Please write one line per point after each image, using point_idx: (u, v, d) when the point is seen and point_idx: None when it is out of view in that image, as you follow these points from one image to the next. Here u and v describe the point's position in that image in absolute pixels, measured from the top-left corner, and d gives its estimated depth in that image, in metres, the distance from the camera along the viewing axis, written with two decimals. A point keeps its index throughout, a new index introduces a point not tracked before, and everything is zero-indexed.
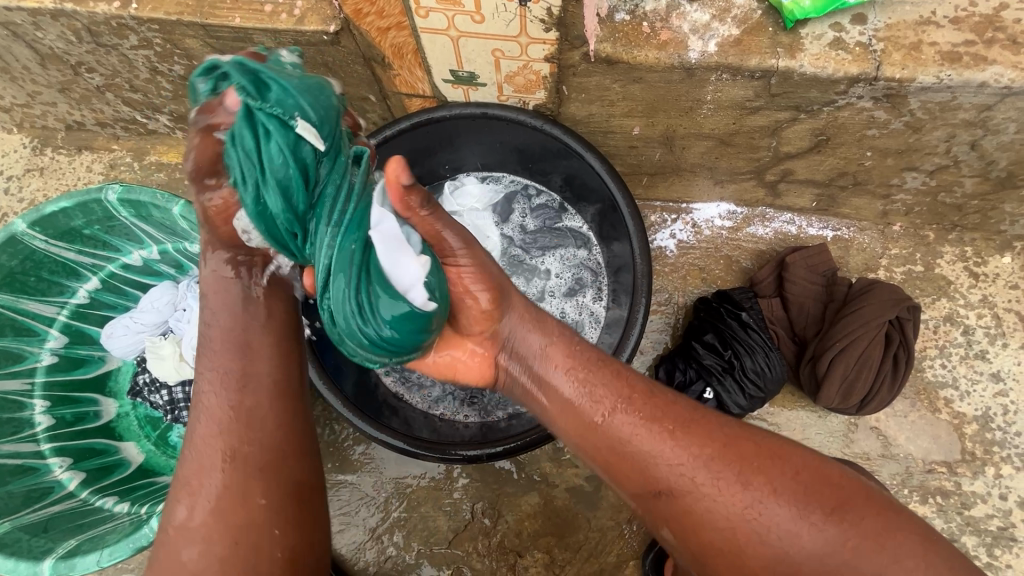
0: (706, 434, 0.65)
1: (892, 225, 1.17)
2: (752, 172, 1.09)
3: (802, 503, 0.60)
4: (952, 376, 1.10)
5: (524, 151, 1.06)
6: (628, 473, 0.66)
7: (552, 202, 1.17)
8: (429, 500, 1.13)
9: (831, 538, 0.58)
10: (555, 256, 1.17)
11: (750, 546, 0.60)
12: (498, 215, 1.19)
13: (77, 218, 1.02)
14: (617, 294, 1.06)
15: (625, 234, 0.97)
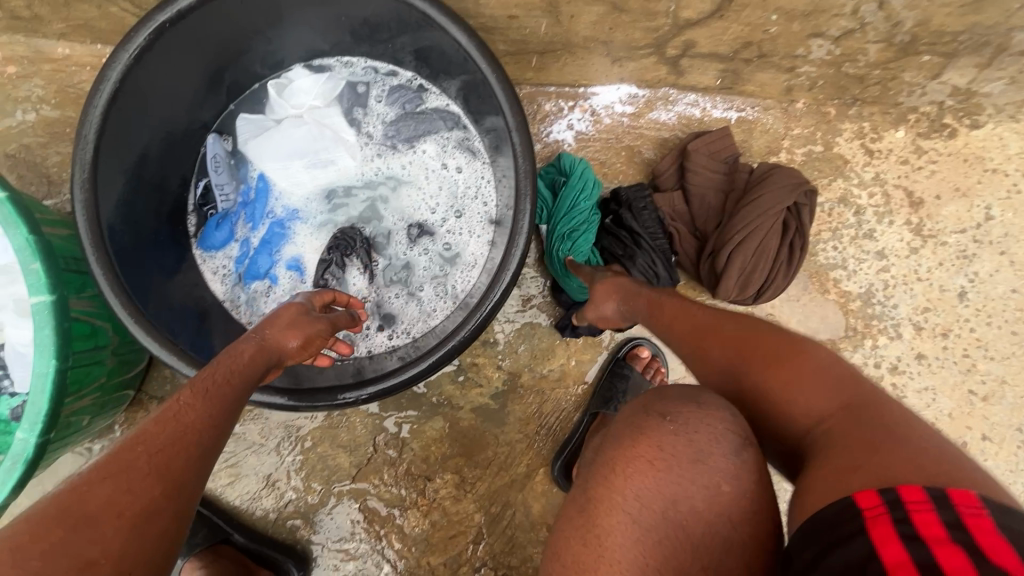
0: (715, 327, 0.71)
1: (795, 102, 1.10)
2: (651, 47, 0.95)
3: (800, 381, 0.60)
4: (842, 257, 1.12)
5: (376, 26, 0.85)
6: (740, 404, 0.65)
7: (408, 82, 0.96)
8: (325, 439, 1.05)
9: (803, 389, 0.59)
10: (428, 148, 0.96)
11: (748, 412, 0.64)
12: (348, 107, 0.97)
13: None
14: (501, 186, 0.90)
15: (497, 106, 0.81)
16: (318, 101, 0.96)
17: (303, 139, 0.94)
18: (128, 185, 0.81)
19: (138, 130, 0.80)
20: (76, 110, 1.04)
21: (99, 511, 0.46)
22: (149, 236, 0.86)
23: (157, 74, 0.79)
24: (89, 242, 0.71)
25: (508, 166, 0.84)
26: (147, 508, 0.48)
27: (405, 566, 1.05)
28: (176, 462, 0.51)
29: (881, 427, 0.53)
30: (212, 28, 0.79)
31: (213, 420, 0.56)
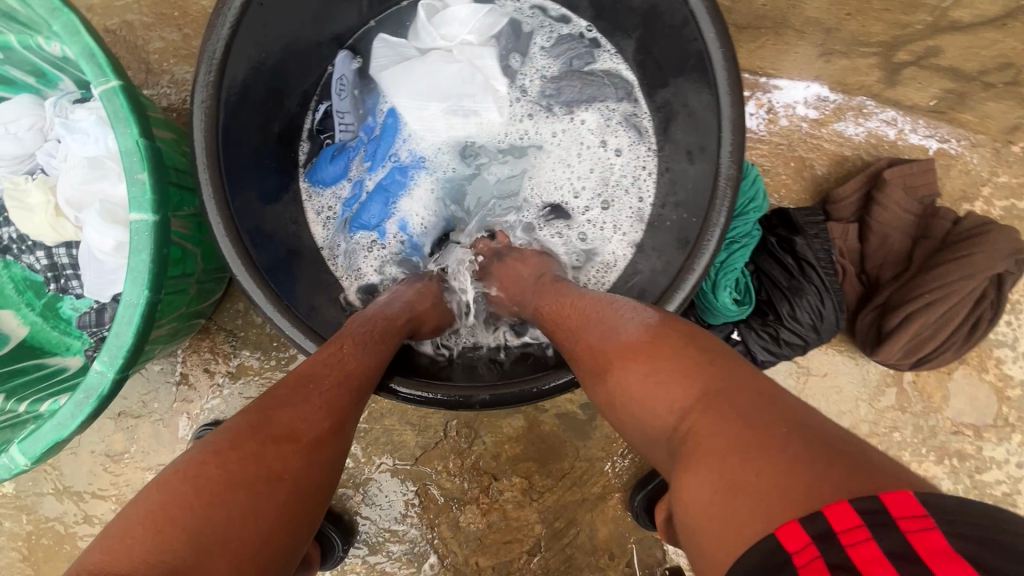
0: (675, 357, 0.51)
1: (1012, 145, 0.92)
2: (881, 46, 0.77)
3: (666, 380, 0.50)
4: (1014, 335, 0.96)
5: None
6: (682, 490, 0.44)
7: (581, 36, 0.82)
8: (395, 412, 0.96)
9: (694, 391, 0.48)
10: (585, 116, 0.83)
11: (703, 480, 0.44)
12: (501, 51, 0.84)
13: None
14: (670, 177, 0.75)
15: (699, 77, 0.64)
16: (471, 36, 0.82)
17: (450, 78, 0.80)
18: (249, 91, 0.69)
19: (270, 36, 0.67)
20: None
21: (280, 428, 0.50)
22: (259, 161, 0.74)
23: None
24: (206, 174, 0.61)
25: (695, 157, 0.69)
26: (320, 435, 0.52)
27: (450, 562, 0.97)
28: (339, 400, 0.55)
29: (682, 380, 0.49)
30: None
31: (364, 367, 0.60)
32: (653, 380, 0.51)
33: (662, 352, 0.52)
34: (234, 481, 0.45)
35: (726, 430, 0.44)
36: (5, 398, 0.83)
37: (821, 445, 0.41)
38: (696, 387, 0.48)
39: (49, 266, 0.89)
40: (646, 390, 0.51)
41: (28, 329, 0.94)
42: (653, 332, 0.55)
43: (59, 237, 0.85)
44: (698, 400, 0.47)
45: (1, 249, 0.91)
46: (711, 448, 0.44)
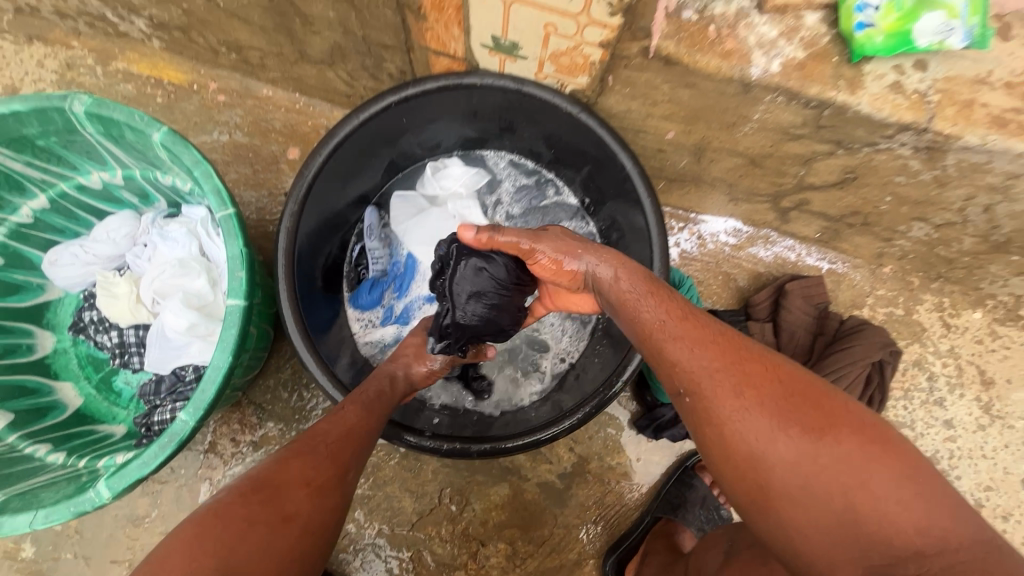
0: (734, 350, 0.61)
1: (883, 267, 1.21)
2: (770, 196, 1.08)
3: (762, 405, 0.56)
4: (911, 418, 1.17)
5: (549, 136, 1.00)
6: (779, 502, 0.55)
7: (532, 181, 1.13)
8: (396, 481, 1.09)
9: (740, 394, 0.57)
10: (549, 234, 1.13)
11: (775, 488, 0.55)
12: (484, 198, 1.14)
13: (32, 125, 0.87)
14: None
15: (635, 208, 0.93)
16: (461, 190, 1.12)
17: (449, 226, 1.10)
18: (314, 236, 0.95)
19: (334, 185, 0.95)
20: (262, 141, 1.21)
21: (295, 476, 0.64)
22: (312, 269, 0.97)
23: (365, 143, 0.94)
24: (283, 277, 0.85)
25: (637, 267, 0.96)
26: (326, 482, 0.65)
27: None
28: (343, 454, 0.69)
29: (801, 416, 0.55)
30: (422, 109, 0.94)
31: (362, 428, 0.74)
32: (768, 414, 0.56)
33: (799, 397, 0.56)
34: (259, 516, 0.59)
35: (846, 480, 0.52)
36: (66, 455, 0.95)
37: (881, 491, 0.51)
38: (823, 424, 0.54)
39: (118, 345, 1.06)
40: (744, 417, 0.56)
41: (82, 400, 1.06)
42: (714, 364, 0.60)
43: (134, 319, 1.04)
44: (821, 447, 0.53)
45: (77, 329, 1.08)
46: (849, 510, 0.51)
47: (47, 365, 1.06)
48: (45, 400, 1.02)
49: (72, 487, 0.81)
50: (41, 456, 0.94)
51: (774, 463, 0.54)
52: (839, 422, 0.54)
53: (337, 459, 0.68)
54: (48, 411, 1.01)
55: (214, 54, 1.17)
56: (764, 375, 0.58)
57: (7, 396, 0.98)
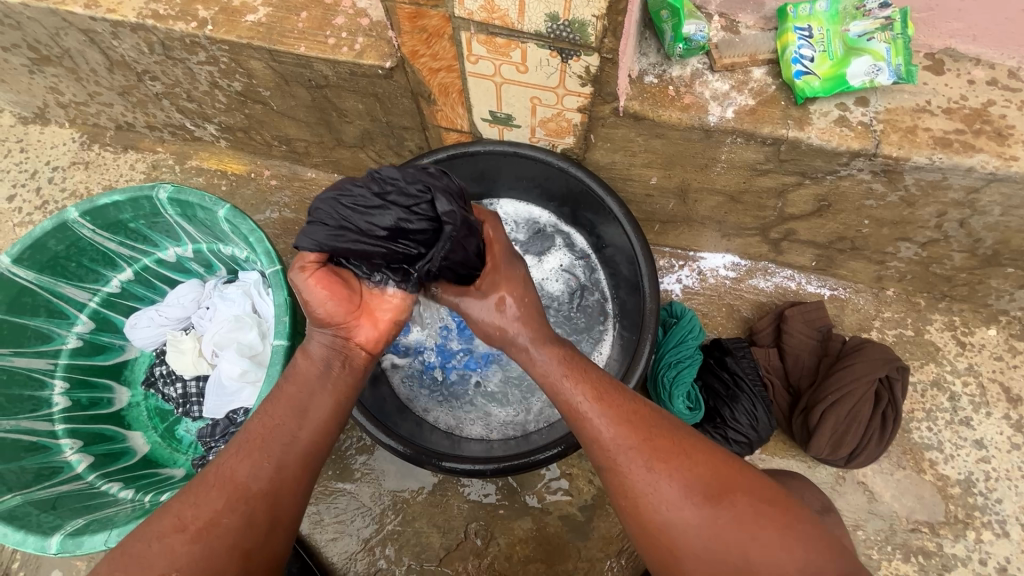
0: (642, 428, 0.70)
1: (885, 290, 1.24)
2: (758, 229, 1.16)
3: (662, 472, 0.67)
4: (938, 439, 1.15)
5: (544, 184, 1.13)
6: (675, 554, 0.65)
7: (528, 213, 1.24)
8: (424, 516, 1.15)
9: (645, 467, 0.67)
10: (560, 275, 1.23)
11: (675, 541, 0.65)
12: None
13: (126, 211, 1.08)
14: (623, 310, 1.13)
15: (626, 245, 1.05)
16: None
17: None
18: None
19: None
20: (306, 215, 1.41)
21: (186, 503, 0.68)
22: None
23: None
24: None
25: (635, 297, 1.06)
26: (223, 505, 0.67)
27: None
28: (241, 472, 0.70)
29: (695, 484, 0.66)
30: None
31: (272, 428, 0.73)
32: (676, 483, 0.66)
33: (700, 468, 0.67)
34: (153, 550, 0.65)
35: (742, 543, 0.63)
36: (134, 491, 1.07)
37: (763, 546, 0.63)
38: (719, 490, 0.65)
39: (181, 395, 1.20)
40: (659, 489, 0.66)
41: (149, 446, 1.20)
42: (631, 437, 0.69)
43: (196, 371, 1.19)
44: (719, 511, 0.64)
45: (148, 383, 1.22)
46: (743, 565, 0.62)
47: (123, 416, 1.21)
48: (119, 446, 1.17)
49: (140, 512, 0.93)
50: (114, 492, 1.07)
51: (681, 528, 0.65)
52: (734, 490, 0.66)
53: (232, 480, 0.69)
54: (121, 455, 1.15)
55: (268, 147, 1.40)
56: (672, 448, 0.68)
57: (89, 441, 1.13)
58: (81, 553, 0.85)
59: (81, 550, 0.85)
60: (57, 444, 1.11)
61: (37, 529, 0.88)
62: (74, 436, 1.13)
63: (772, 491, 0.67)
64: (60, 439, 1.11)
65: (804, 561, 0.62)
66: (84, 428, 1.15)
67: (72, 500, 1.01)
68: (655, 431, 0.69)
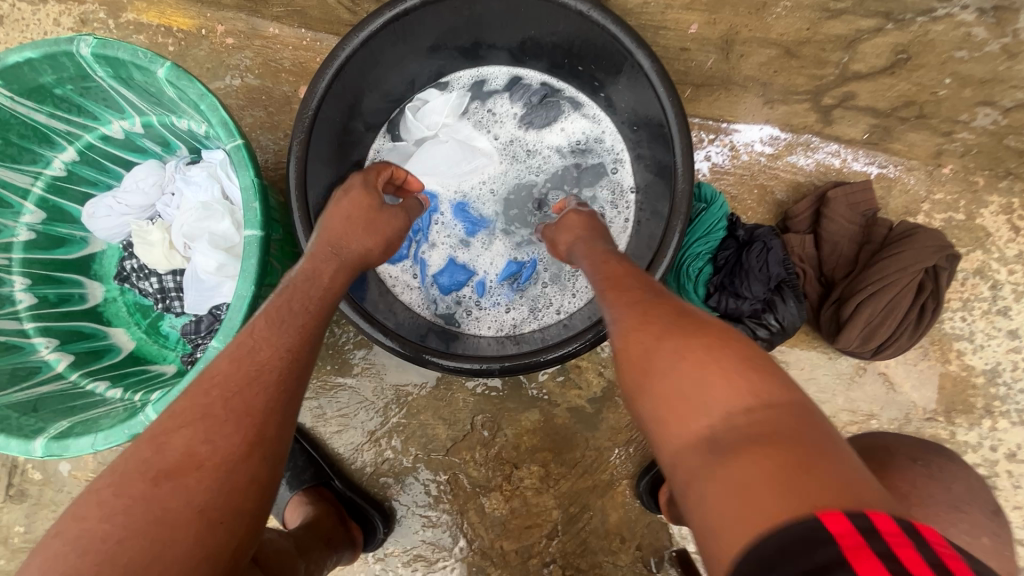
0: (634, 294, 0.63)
1: (942, 167, 1.09)
2: (809, 93, 0.98)
3: (662, 325, 0.56)
4: (970, 329, 1.08)
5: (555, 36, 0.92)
6: (665, 413, 0.49)
7: (528, 81, 1.07)
8: (429, 409, 1.12)
9: (638, 322, 0.58)
10: (565, 141, 1.08)
11: (664, 396, 0.50)
12: (478, 124, 1.09)
13: (46, 73, 0.88)
14: (644, 172, 1.00)
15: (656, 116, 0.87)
16: (446, 119, 1.08)
17: (449, 157, 1.07)
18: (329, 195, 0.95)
19: (335, 117, 0.91)
20: (273, 82, 1.20)
21: (186, 460, 0.54)
22: None
23: (365, 67, 0.90)
24: (299, 208, 0.83)
25: (662, 167, 0.91)
26: (225, 455, 0.55)
27: (478, 544, 1.11)
28: (245, 419, 0.58)
29: (647, 332, 0.56)
30: (422, 26, 0.89)
31: (277, 360, 0.63)
32: (666, 333, 0.54)
33: (685, 322, 0.55)
34: (136, 543, 0.50)
35: (789, 393, 0.46)
36: (123, 390, 1.02)
37: (709, 382, 0.47)
38: (715, 339, 0.52)
39: (158, 290, 1.10)
40: (667, 343, 0.53)
41: (134, 343, 1.13)
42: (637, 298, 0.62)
43: (169, 265, 1.08)
44: (664, 344, 0.53)
45: (121, 278, 1.12)
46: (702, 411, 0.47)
47: (100, 313, 1.12)
48: (102, 343, 1.10)
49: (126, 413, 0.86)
50: (100, 392, 1.02)
51: (667, 368, 0.52)
52: (729, 347, 0.51)
53: (239, 424, 0.57)
54: (104, 353, 1.08)
55: None
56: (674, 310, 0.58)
57: (66, 340, 1.06)
58: (68, 457, 0.80)
59: (68, 454, 0.80)
60: (30, 344, 1.03)
61: (18, 432, 0.82)
62: (48, 334, 1.05)
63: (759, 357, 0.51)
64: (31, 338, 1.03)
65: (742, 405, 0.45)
66: (57, 326, 1.06)
67: (54, 401, 0.96)
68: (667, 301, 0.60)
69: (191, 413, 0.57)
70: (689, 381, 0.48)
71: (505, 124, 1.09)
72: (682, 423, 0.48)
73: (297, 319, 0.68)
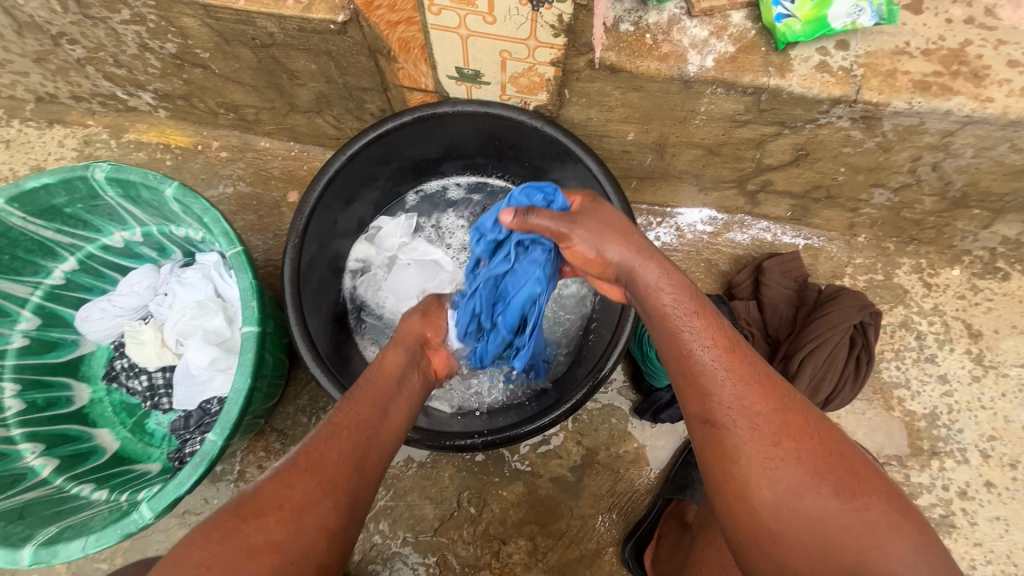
0: (748, 364, 0.69)
1: (857, 236, 1.26)
2: (735, 181, 1.15)
3: (791, 436, 0.65)
4: (905, 377, 1.20)
5: (507, 141, 1.07)
6: (777, 512, 0.62)
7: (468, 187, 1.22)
8: (415, 489, 1.15)
9: (771, 427, 0.65)
10: None
11: (776, 505, 0.62)
12: (429, 236, 1.21)
13: (60, 195, 0.98)
14: None
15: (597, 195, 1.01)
16: (401, 239, 1.18)
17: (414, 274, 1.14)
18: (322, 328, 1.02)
19: (314, 244, 1.00)
20: (263, 188, 1.31)
21: (270, 500, 0.61)
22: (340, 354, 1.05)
23: (341, 189, 1.02)
24: (293, 307, 0.91)
25: None
26: (300, 498, 0.62)
27: None
28: (324, 468, 0.65)
29: (789, 446, 0.64)
30: (399, 143, 1.03)
31: (353, 430, 0.69)
32: (798, 462, 0.63)
33: (799, 437, 0.65)
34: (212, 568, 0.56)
35: (890, 512, 0.61)
36: (110, 492, 1.04)
37: (861, 534, 0.59)
38: (854, 487, 0.62)
39: (148, 388, 1.13)
40: (779, 466, 0.63)
41: (119, 443, 1.13)
42: (741, 366, 0.68)
43: (160, 361, 1.12)
44: (802, 454, 0.64)
45: (110, 377, 1.15)
46: (861, 564, 0.58)
47: (86, 414, 1.14)
48: (86, 445, 1.10)
49: (117, 515, 0.87)
50: (86, 495, 1.03)
51: (793, 492, 0.62)
52: (865, 483, 0.63)
53: (314, 475, 0.64)
54: (89, 455, 1.09)
55: (215, 116, 1.29)
56: (804, 426, 0.65)
57: (52, 444, 1.07)
58: (57, 563, 0.81)
59: (56, 560, 0.81)
60: (16, 450, 1.04)
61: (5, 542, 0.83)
62: (34, 439, 1.06)
63: (870, 469, 0.65)
64: (18, 444, 1.04)
65: (929, 567, 0.57)
66: (44, 430, 1.08)
67: (40, 507, 0.97)
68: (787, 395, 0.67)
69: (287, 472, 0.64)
70: (839, 516, 0.60)
71: (454, 233, 1.21)
72: (789, 522, 0.61)
73: (373, 403, 0.74)
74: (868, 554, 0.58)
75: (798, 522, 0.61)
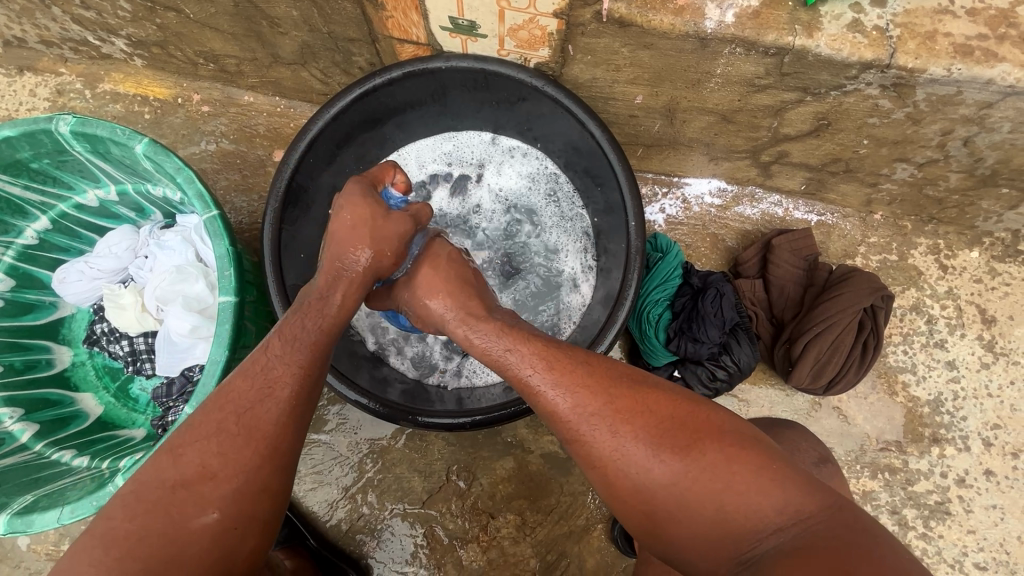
0: (560, 364, 0.68)
1: (873, 214, 1.19)
2: (748, 152, 1.07)
3: (618, 423, 0.62)
4: (912, 361, 1.16)
5: (502, 100, 0.99)
6: (641, 499, 0.61)
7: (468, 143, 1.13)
8: (404, 462, 1.13)
9: (598, 427, 0.63)
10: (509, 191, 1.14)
11: (637, 495, 0.61)
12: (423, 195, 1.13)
13: (24, 148, 0.91)
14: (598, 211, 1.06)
15: (602, 166, 0.94)
16: None
17: None
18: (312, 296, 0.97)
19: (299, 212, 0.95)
20: (248, 146, 1.24)
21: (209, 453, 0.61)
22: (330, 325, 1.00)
23: (330, 147, 0.95)
24: (275, 287, 0.86)
25: (616, 219, 0.97)
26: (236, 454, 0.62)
27: None
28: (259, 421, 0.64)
29: (620, 434, 0.62)
30: (388, 101, 0.96)
31: (287, 377, 0.66)
32: (639, 445, 0.61)
33: (631, 411, 0.63)
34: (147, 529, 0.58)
35: (737, 454, 0.59)
36: (90, 458, 1.01)
37: (716, 483, 0.58)
38: (690, 442, 0.60)
39: (129, 353, 1.09)
40: (625, 450, 0.61)
41: (102, 408, 1.11)
42: (555, 374, 0.67)
43: (142, 327, 1.08)
44: (631, 441, 0.61)
45: (90, 342, 1.11)
46: (723, 514, 0.57)
47: (67, 378, 1.11)
48: (68, 409, 1.08)
49: (94, 484, 0.85)
50: (67, 461, 1.00)
51: (645, 476, 0.60)
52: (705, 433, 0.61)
53: (249, 431, 0.63)
54: (71, 420, 1.07)
55: (193, 66, 1.20)
56: (629, 402, 0.63)
57: (32, 409, 1.04)
58: (31, 533, 0.80)
59: (31, 530, 0.80)
60: None
61: None
62: (12, 403, 1.02)
63: (709, 418, 0.62)
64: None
65: (784, 502, 0.56)
66: (22, 394, 1.04)
67: (18, 474, 0.95)
68: (600, 377, 0.66)
69: (217, 425, 0.63)
70: (694, 484, 0.58)
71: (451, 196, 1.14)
72: (667, 509, 0.60)
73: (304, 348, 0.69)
74: (738, 519, 0.57)
75: (663, 499, 0.60)
